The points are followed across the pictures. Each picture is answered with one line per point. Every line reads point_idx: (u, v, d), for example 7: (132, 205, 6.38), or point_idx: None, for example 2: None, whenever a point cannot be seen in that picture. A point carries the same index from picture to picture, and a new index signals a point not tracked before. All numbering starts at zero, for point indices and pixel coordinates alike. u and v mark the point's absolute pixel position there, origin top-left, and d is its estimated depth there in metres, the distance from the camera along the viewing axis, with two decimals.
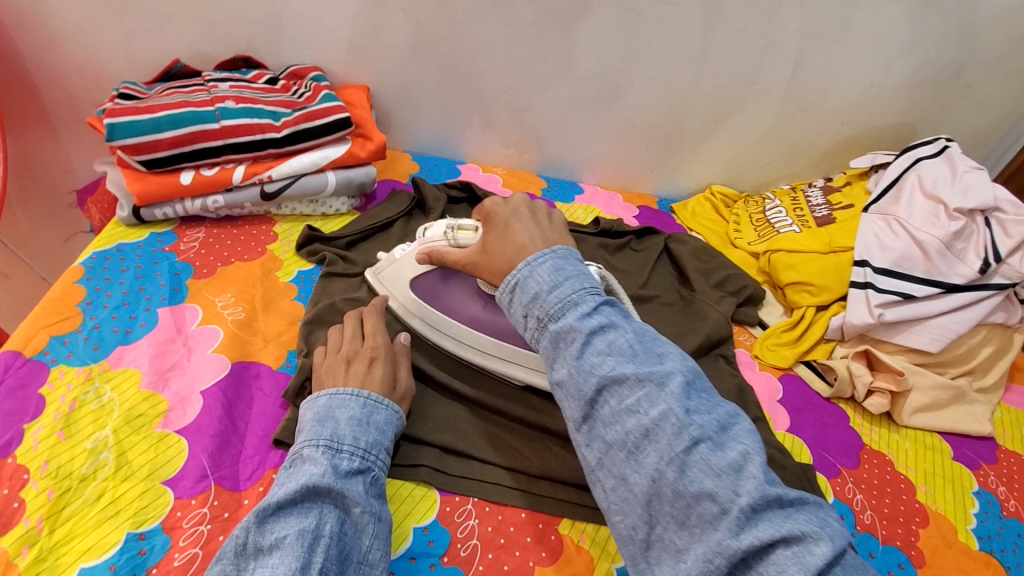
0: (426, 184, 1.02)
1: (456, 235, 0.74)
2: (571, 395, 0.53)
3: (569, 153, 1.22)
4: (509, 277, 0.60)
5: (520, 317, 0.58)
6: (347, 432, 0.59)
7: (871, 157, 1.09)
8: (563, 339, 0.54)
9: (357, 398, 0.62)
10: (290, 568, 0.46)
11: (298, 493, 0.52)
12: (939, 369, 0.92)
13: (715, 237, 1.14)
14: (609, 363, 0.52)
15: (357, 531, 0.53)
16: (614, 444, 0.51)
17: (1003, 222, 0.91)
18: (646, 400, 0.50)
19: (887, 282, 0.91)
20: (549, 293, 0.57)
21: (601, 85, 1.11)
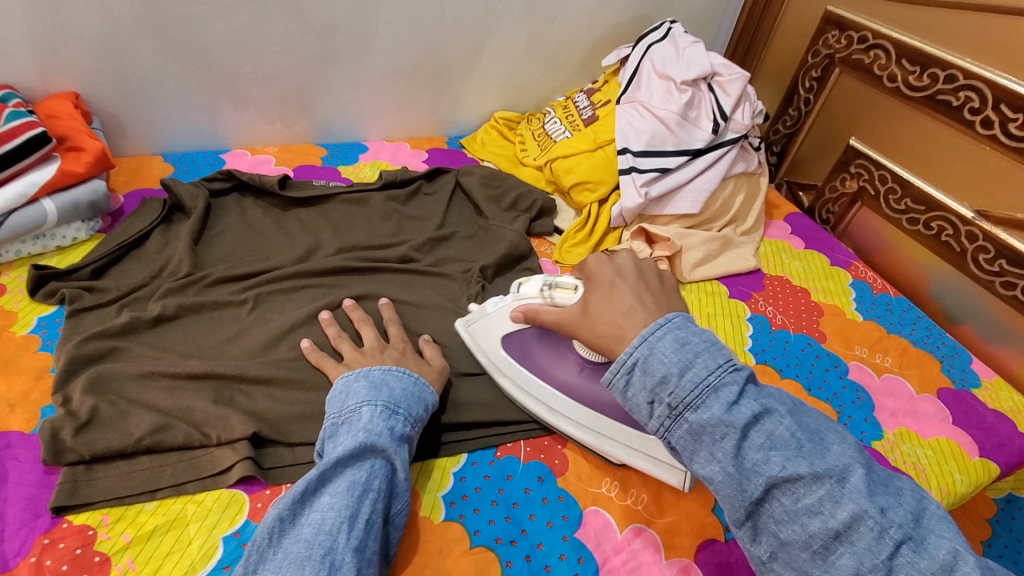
0: (178, 183, 0.92)
1: (553, 295, 0.68)
2: (728, 492, 0.47)
3: (341, 115, 1.16)
4: (624, 355, 0.51)
5: (643, 403, 0.51)
6: (402, 401, 0.62)
7: (617, 52, 1.17)
8: (707, 427, 0.47)
9: (408, 377, 0.65)
10: (341, 516, 0.51)
11: (356, 449, 0.55)
12: (706, 226, 1.05)
13: (505, 161, 1.18)
14: (770, 466, 0.46)
15: (395, 491, 0.57)
16: (793, 544, 0.46)
17: (722, 84, 1.03)
18: (828, 499, 0.44)
19: (646, 162, 1.00)
20: (682, 375, 0.49)
21: (346, 36, 1.06)
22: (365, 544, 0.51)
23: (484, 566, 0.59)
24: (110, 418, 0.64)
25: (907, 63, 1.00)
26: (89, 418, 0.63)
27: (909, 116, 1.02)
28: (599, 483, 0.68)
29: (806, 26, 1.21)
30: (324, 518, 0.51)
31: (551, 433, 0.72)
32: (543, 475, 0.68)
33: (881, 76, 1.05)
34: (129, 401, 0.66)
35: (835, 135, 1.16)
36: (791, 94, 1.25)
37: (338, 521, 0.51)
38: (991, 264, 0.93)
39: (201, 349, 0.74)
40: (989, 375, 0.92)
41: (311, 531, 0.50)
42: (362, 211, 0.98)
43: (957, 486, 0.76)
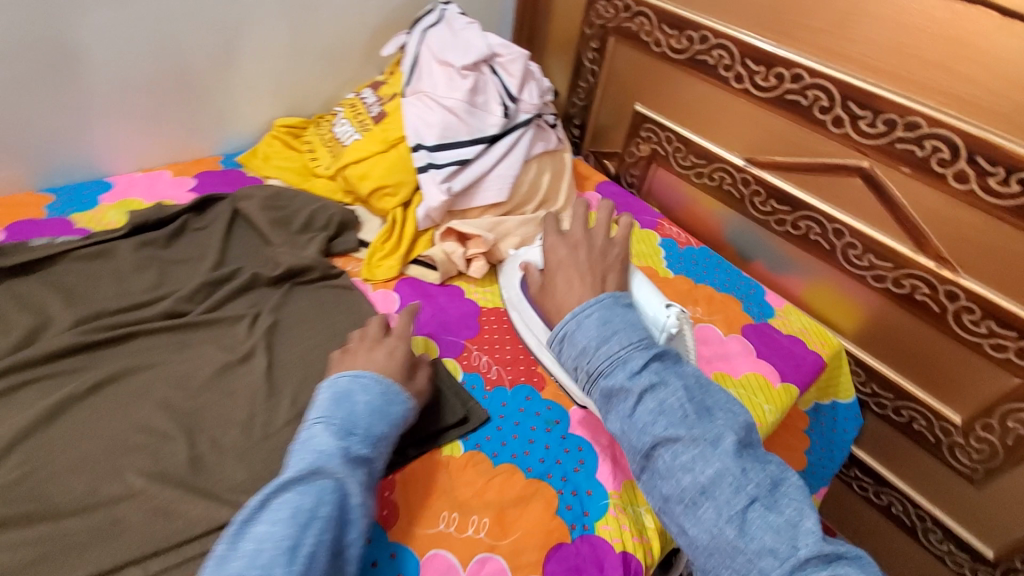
0: None
1: None
2: (626, 447, 0.56)
3: (67, 149, 0.94)
4: (557, 328, 0.62)
5: (572, 367, 0.61)
6: (364, 416, 0.60)
7: (395, 40, 1.08)
8: (612, 391, 0.57)
9: (377, 386, 0.63)
10: (280, 548, 0.48)
11: (305, 471, 0.54)
12: (519, 211, 1.02)
13: (294, 174, 1.04)
14: (652, 429, 0.54)
15: (347, 521, 0.53)
16: (673, 497, 0.53)
17: (504, 65, 1.00)
18: (701, 459, 0.52)
19: (443, 155, 0.95)
20: (597, 347, 0.59)
21: (40, 51, 0.84)
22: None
23: None
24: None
25: (666, 28, 1.05)
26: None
27: (677, 77, 1.08)
28: (436, 521, 0.61)
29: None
30: (252, 558, 0.48)
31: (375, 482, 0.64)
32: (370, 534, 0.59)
33: (648, 41, 1.10)
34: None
35: (624, 101, 1.20)
36: (578, 67, 1.27)
37: (272, 560, 0.47)
38: (764, 205, 1.03)
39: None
40: (781, 304, 1.03)
41: (243, 566, 0.47)
42: (108, 266, 0.80)
43: (767, 416, 0.84)
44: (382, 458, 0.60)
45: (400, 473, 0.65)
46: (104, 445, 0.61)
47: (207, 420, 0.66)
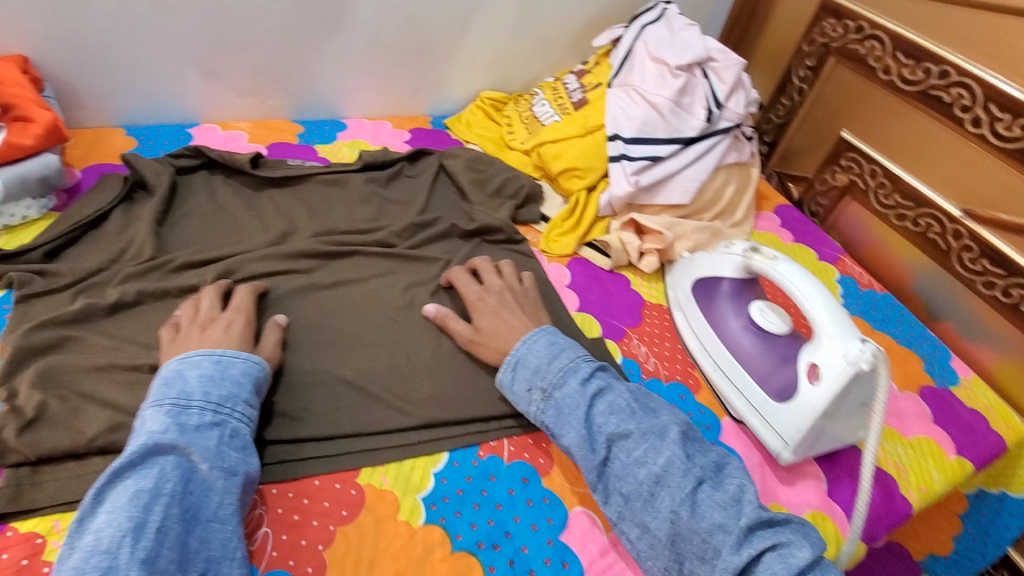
0: (141, 158, 0.86)
1: (752, 258, 0.78)
2: (580, 455, 0.61)
3: (319, 90, 1.10)
4: (509, 356, 0.69)
5: (524, 391, 0.67)
6: (198, 388, 0.57)
7: (608, 33, 1.12)
8: (565, 400, 0.64)
9: (209, 357, 0.60)
10: (121, 530, 0.47)
11: (138, 455, 0.51)
12: (697, 217, 1.03)
13: (491, 143, 1.13)
14: (610, 426, 0.62)
15: (204, 488, 0.52)
16: (631, 496, 0.59)
17: (717, 70, 0.99)
18: (652, 451, 0.60)
19: (637, 149, 0.97)
20: (548, 365, 0.67)
21: (324, 5, 0.99)
22: (156, 553, 0.47)
23: (464, 572, 0.57)
24: (60, 415, 0.59)
25: (902, 56, 0.98)
26: (36, 417, 0.58)
27: (900, 111, 1.00)
28: (586, 482, 0.67)
29: (802, 14, 1.18)
30: (93, 543, 0.47)
31: (535, 432, 0.71)
32: (527, 476, 0.66)
33: (876, 67, 1.03)
34: (82, 400, 0.61)
35: (827, 126, 1.15)
36: (783, 84, 1.22)
37: (120, 534, 0.47)
38: (975, 264, 0.92)
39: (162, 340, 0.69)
40: (968, 374, 0.93)
41: (80, 559, 0.46)
42: (340, 193, 0.94)
43: (935, 485, 0.77)
44: (244, 419, 0.58)
45: None
46: (325, 341, 0.74)
47: (401, 339, 0.76)
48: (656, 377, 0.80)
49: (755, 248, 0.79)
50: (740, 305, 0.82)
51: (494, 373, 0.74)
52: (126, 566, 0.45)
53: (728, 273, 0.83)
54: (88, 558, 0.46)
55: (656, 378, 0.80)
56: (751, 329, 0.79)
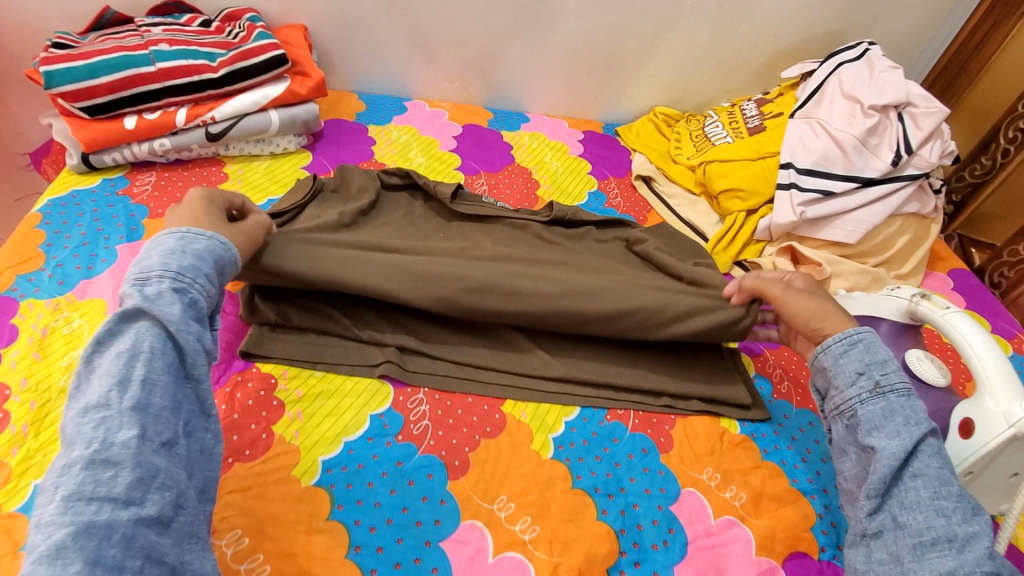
0: (353, 172, 0.94)
1: (920, 304, 0.76)
2: (883, 461, 0.55)
3: (513, 84, 1.24)
4: (852, 330, 0.62)
5: (852, 370, 0.60)
6: (159, 260, 0.55)
7: (801, 66, 1.13)
8: (905, 408, 0.57)
9: (173, 234, 0.58)
10: (109, 384, 0.47)
11: (115, 321, 0.50)
12: (860, 259, 1.00)
13: (657, 155, 1.19)
14: (929, 461, 0.55)
15: (181, 350, 0.52)
16: (906, 528, 0.53)
17: (914, 116, 0.97)
18: (961, 513, 0.52)
19: (809, 181, 0.98)
20: (893, 368, 0.60)
21: (537, 10, 1.12)
22: (145, 402, 0.47)
23: (581, 507, 0.64)
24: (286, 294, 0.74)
25: None
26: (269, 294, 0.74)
27: None
28: (701, 470, 0.70)
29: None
30: (86, 400, 0.47)
31: (661, 412, 0.75)
32: (647, 447, 0.71)
33: None
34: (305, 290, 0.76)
35: None
36: (987, 142, 1.15)
37: (109, 388, 0.47)
38: None
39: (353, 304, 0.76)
40: None
41: (73, 419, 0.46)
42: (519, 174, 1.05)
43: None
44: (207, 292, 0.56)
45: (680, 418, 0.75)
46: None
47: None
48: (787, 401, 0.80)
49: (925, 294, 0.77)
50: (895, 350, 0.79)
51: (634, 352, 0.79)
52: (119, 413, 0.46)
53: (887, 314, 0.80)
54: (83, 413, 0.46)
55: (787, 401, 0.80)
56: (901, 374, 0.76)
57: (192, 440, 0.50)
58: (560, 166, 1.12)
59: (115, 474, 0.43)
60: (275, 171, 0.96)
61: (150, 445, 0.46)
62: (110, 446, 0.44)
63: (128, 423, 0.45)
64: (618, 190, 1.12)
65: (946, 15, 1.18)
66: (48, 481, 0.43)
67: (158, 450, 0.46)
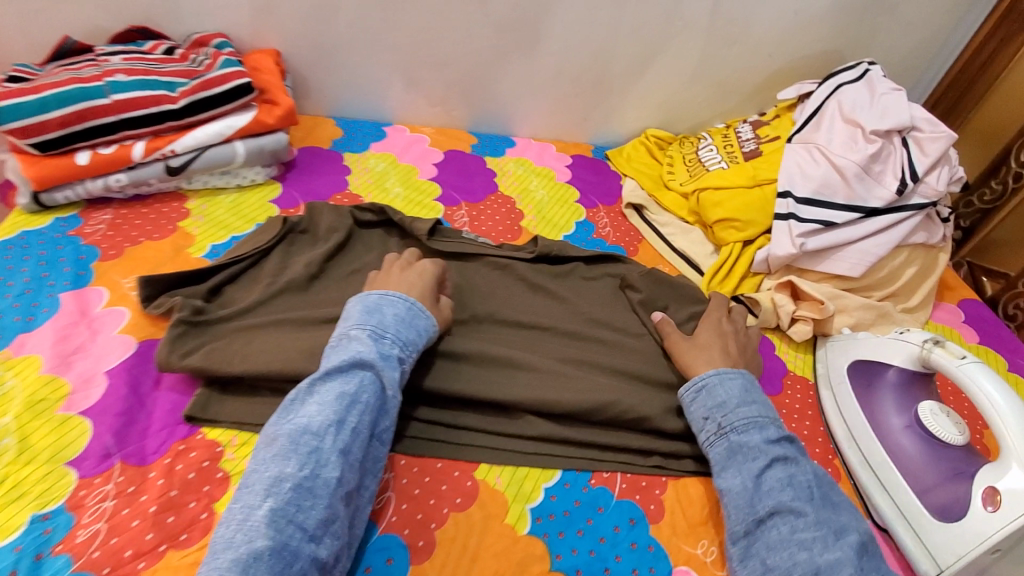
0: (324, 210, 0.88)
1: (934, 351, 0.70)
2: (739, 501, 0.59)
3: (497, 107, 1.18)
4: (696, 378, 0.69)
5: (699, 417, 0.67)
6: (392, 324, 0.64)
7: (798, 87, 1.08)
8: (744, 445, 0.63)
9: (404, 301, 0.67)
10: (328, 420, 0.55)
11: (345, 364, 0.59)
12: (864, 293, 0.94)
13: (649, 180, 1.13)
14: (777, 495, 0.58)
15: (382, 408, 0.60)
16: (774, 569, 0.55)
17: (919, 141, 0.91)
18: (821, 542, 0.55)
19: (809, 211, 0.92)
20: (734, 407, 0.66)
21: (522, 31, 1.07)
22: (349, 449, 0.55)
23: None
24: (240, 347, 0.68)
25: None
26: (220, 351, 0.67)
27: None
28: (695, 543, 0.63)
29: None
30: (306, 422, 0.55)
31: (650, 474, 0.68)
32: (635, 517, 0.64)
33: None
34: (262, 342, 0.69)
35: None
36: (997, 165, 1.09)
37: (328, 421, 0.55)
38: None
39: (313, 353, 0.68)
40: None
41: (290, 437, 0.54)
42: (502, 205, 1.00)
43: None
44: (409, 361, 0.64)
45: (672, 479, 0.68)
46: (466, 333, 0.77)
47: (535, 347, 0.77)
48: None
49: (939, 341, 0.70)
50: (906, 401, 0.73)
51: None
52: (329, 451, 0.54)
53: (898, 361, 0.74)
54: (301, 433, 0.54)
55: None
56: (915, 430, 0.70)
57: (364, 493, 0.57)
58: (546, 194, 1.06)
59: (312, 505, 0.51)
60: (240, 205, 0.90)
61: (340, 492, 0.53)
62: (317, 477, 0.52)
63: (334, 464, 0.53)
64: (608, 219, 1.06)
65: (951, 32, 1.12)
66: (263, 488, 0.51)
67: (342, 499, 0.53)
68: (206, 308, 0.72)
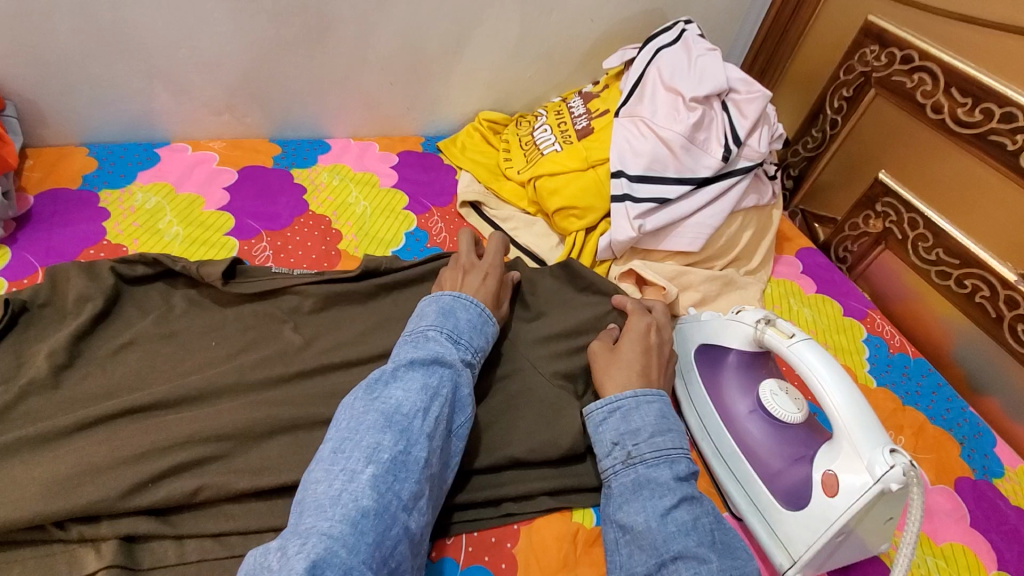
0: (70, 276, 0.69)
1: (766, 332, 0.67)
2: (643, 542, 0.55)
3: (302, 108, 1.01)
4: (611, 397, 0.65)
5: (608, 441, 0.63)
6: (466, 329, 0.66)
7: (621, 54, 1.02)
8: (650, 479, 0.59)
9: (476, 306, 0.68)
10: (417, 404, 0.55)
11: (430, 356, 0.60)
12: (707, 264, 0.92)
13: (485, 170, 1.03)
14: (682, 539, 0.54)
15: (461, 405, 0.60)
16: None
17: (738, 103, 0.89)
18: None
19: (643, 189, 0.87)
20: (648, 436, 0.61)
21: (305, 18, 0.90)
22: (434, 437, 0.55)
23: None
24: None
25: (955, 92, 0.86)
26: None
27: (941, 153, 0.90)
28: None
29: (840, 38, 1.06)
30: (398, 403, 0.55)
31: (500, 526, 0.62)
32: None
33: (924, 104, 0.91)
34: None
35: (862, 165, 1.04)
36: (816, 112, 1.12)
37: (417, 405, 0.55)
38: None
39: (52, 483, 0.52)
40: (1014, 464, 0.80)
41: (379, 415, 0.54)
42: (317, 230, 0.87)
43: None
44: (474, 361, 0.65)
45: (524, 525, 0.62)
46: (271, 400, 0.63)
47: None
48: None
49: (770, 319, 0.68)
50: (748, 383, 0.71)
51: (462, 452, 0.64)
52: (417, 434, 0.53)
53: (735, 344, 0.71)
54: (393, 413, 0.54)
55: None
56: (758, 414, 0.68)
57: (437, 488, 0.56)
58: (368, 205, 0.93)
59: (403, 484, 0.50)
60: None
61: (428, 475, 0.52)
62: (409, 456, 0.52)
63: (425, 445, 0.53)
64: (443, 221, 0.95)
65: None
66: (362, 456, 0.50)
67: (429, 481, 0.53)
68: None
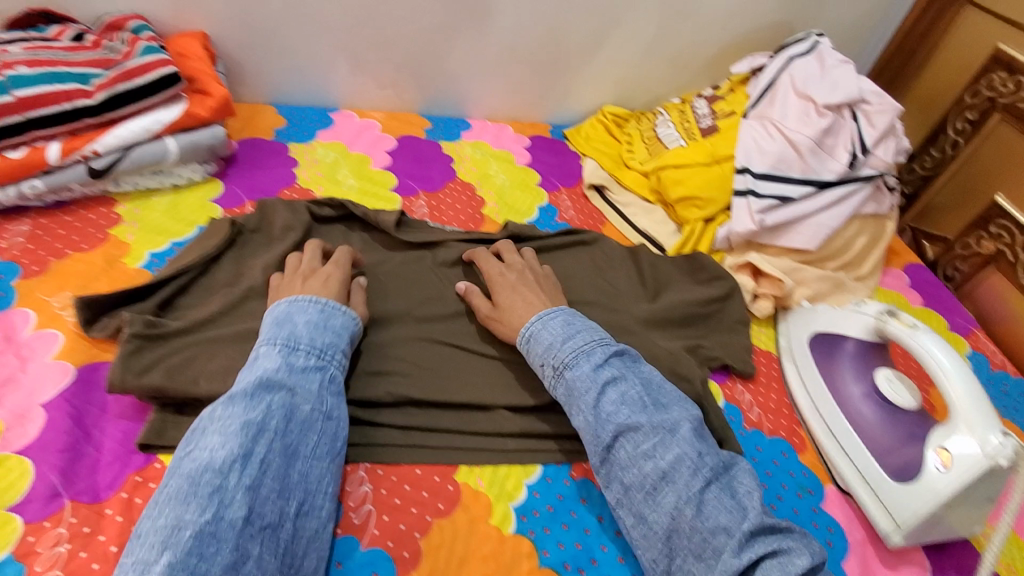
0: (277, 207, 0.82)
1: (887, 322, 0.73)
2: (589, 438, 0.60)
3: (450, 88, 1.13)
4: (524, 329, 0.68)
5: (538, 365, 0.67)
6: (305, 332, 0.62)
7: (750, 60, 1.08)
8: (578, 382, 0.63)
9: (314, 305, 0.65)
10: (232, 454, 0.51)
11: (253, 386, 0.56)
12: (820, 264, 0.96)
13: (609, 159, 1.11)
14: (620, 414, 0.60)
15: (302, 429, 0.56)
16: (633, 487, 0.58)
17: (868, 114, 0.94)
18: (661, 446, 0.58)
19: (767, 186, 0.93)
20: (562, 344, 0.65)
21: (469, 7, 1.01)
22: (258, 483, 0.51)
23: None
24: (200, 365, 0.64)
25: None
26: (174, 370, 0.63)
27: None
28: None
29: (969, 61, 1.08)
30: (208, 459, 0.51)
31: None
32: None
33: None
34: (222, 360, 0.65)
35: (978, 187, 1.06)
36: (936, 132, 1.14)
37: (232, 456, 0.51)
38: None
39: None
40: None
41: (196, 468, 0.50)
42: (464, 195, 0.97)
43: None
44: (320, 378, 0.60)
45: None
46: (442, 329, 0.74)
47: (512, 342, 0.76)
48: (759, 429, 0.75)
49: (892, 311, 0.73)
50: (863, 369, 0.77)
51: None
52: (237, 487, 0.49)
53: (854, 332, 0.78)
54: (204, 469, 0.50)
55: (759, 430, 0.75)
56: (873, 397, 0.74)
57: (301, 522, 0.52)
58: (506, 179, 1.03)
59: (216, 551, 0.46)
60: (179, 207, 0.83)
61: (251, 529, 0.48)
62: (221, 519, 0.48)
63: (239, 501, 0.49)
64: (570, 201, 1.05)
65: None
66: (158, 541, 0.45)
67: (258, 535, 0.49)
68: (159, 322, 0.66)
